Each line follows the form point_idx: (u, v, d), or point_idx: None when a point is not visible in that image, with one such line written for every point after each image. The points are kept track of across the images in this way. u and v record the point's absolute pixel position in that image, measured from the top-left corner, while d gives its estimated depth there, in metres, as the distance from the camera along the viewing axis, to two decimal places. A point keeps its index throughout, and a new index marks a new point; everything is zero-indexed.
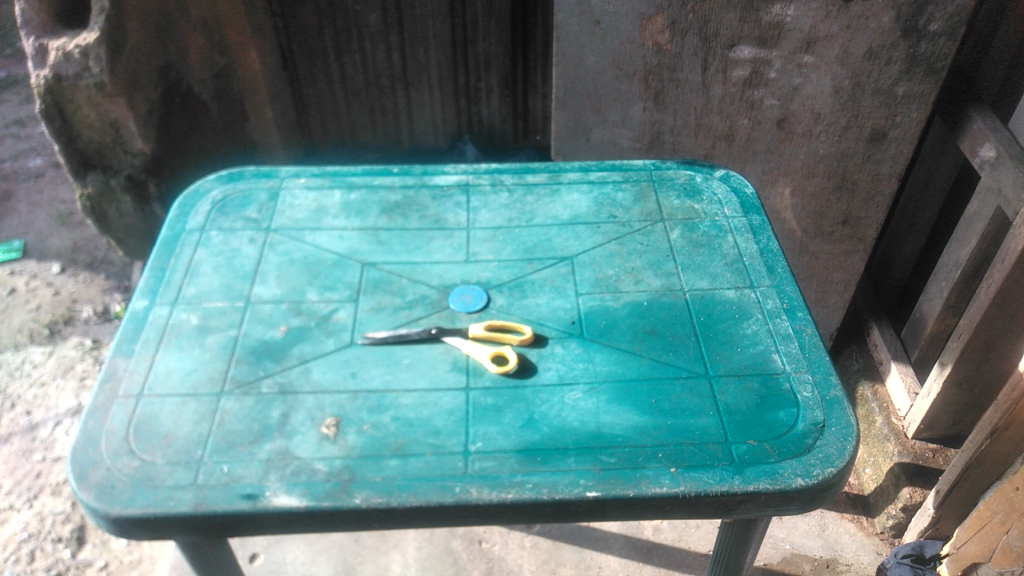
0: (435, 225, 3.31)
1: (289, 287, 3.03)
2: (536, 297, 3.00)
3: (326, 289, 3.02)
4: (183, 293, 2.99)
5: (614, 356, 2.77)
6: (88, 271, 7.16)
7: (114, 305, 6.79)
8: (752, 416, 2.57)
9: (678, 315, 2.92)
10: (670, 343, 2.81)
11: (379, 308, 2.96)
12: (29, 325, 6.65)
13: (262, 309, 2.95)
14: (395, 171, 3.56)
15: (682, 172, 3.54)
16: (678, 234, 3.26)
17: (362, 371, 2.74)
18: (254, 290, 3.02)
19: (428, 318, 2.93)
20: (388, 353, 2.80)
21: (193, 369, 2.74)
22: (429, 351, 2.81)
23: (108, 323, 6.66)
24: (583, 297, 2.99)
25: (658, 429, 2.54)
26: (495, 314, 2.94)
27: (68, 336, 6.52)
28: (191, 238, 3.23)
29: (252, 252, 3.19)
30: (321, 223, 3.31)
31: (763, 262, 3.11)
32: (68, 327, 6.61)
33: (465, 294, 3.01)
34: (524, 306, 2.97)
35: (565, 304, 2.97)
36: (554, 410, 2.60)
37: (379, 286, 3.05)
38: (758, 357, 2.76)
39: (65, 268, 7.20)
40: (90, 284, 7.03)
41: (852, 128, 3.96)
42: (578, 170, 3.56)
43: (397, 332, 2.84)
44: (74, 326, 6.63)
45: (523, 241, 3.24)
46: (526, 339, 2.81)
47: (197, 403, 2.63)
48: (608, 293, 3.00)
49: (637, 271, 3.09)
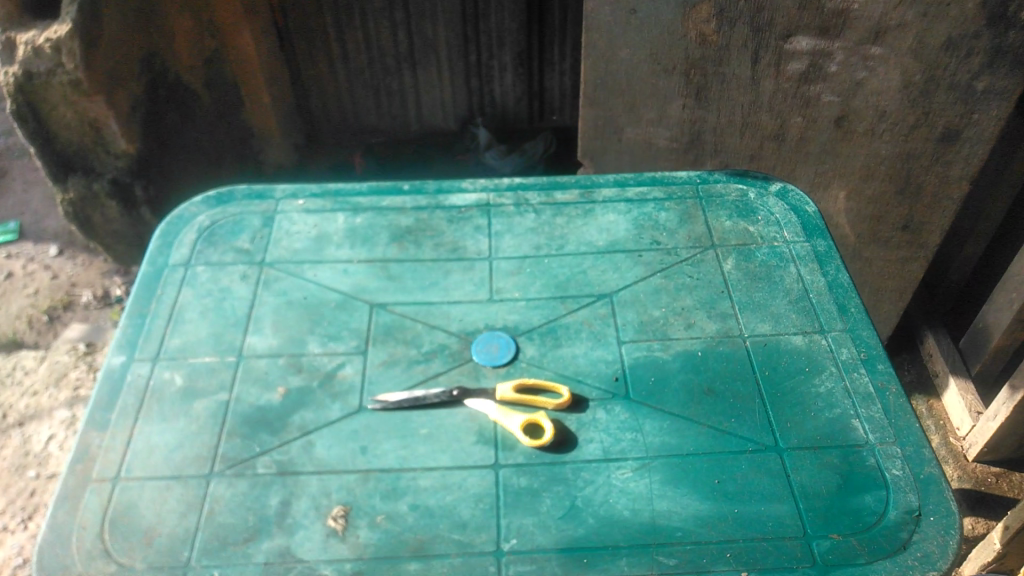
0: (453, 256, 2.89)
1: (286, 337, 2.64)
2: (572, 348, 2.59)
3: (329, 340, 2.62)
4: (166, 346, 2.61)
5: (665, 423, 2.38)
6: (87, 253, 6.66)
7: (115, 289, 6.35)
8: (833, 502, 2.18)
9: (738, 369, 2.51)
10: (732, 405, 2.41)
11: (391, 363, 2.56)
12: (27, 311, 6.28)
13: (257, 364, 2.56)
14: (405, 188, 3.13)
15: (733, 187, 3.10)
16: (732, 264, 2.82)
17: (373, 445, 2.36)
18: (247, 342, 2.63)
19: (449, 374, 2.53)
20: (402, 422, 2.41)
21: (178, 445, 2.36)
22: (450, 418, 2.42)
23: (108, 312, 6.25)
24: (626, 346, 2.58)
25: (723, 520, 2.16)
26: (525, 368, 2.54)
27: (68, 324, 6.17)
28: (174, 276, 2.83)
29: (244, 292, 2.78)
30: (322, 254, 2.90)
31: (833, 300, 2.69)
32: (67, 313, 6.25)
33: (490, 344, 2.59)
34: (559, 359, 2.56)
35: (606, 356, 2.56)
36: (599, 495, 2.23)
37: (390, 334, 2.64)
38: (835, 424, 2.36)
39: (64, 249, 6.73)
40: (89, 266, 6.55)
41: (921, 127, 3.49)
42: (614, 184, 3.12)
43: (411, 396, 2.43)
44: (73, 311, 6.27)
45: (554, 274, 2.82)
46: (562, 403, 2.41)
47: (183, 489, 2.26)
48: (655, 340, 2.59)
49: (688, 311, 2.67)
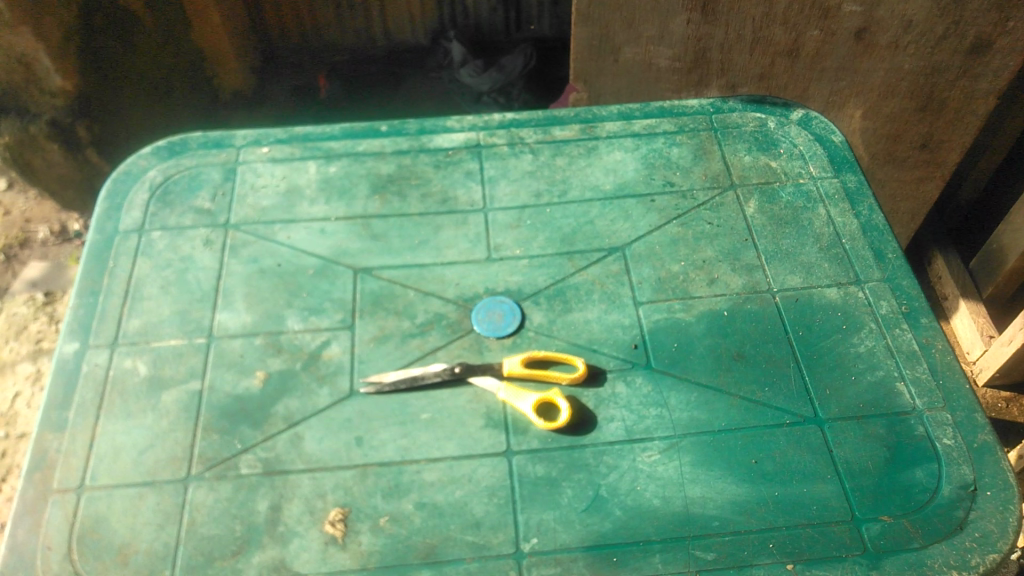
0: (443, 208, 2.57)
1: (261, 312, 2.34)
2: (584, 312, 2.32)
3: (310, 315, 2.33)
4: (125, 329, 2.30)
5: (693, 396, 2.14)
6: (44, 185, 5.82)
7: (73, 224, 5.57)
8: (882, 480, 1.99)
9: (768, 329, 2.26)
10: (765, 372, 2.18)
11: (383, 338, 2.28)
12: None
13: (231, 346, 2.27)
14: (384, 130, 2.77)
15: (750, 115, 2.78)
16: (755, 207, 2.54)
17: (369, 435, 2.10)
18: (218, 320, 2.32)
19: (448, 349, 2.26)
20: (400, 407, 2.15)
21: (148, 445, 2.09)
22: (452, 400, 2.16)
23: (68, 246, 5.50)
24: (644, 308, 2.32)
25: (763, 505, 1.96)
26: (533, 339, 2.28)
27: (27, 261, 5.47)
28: (128, 244, 2.49)
29: (209, 260, 2.45)
30: (295, 212, 2.57)
31: (867, 246, 2.44)
32: (24, 251, 5.52)
33: (492, 312, 2.31)
34: (570, 326, 2.30)
35: (622, 321, 2.30)
36: (625, 482, 2.01)
37: (379, 304, 2.35)
38: (879, 389, 2.14)
39: (13, 183, 5.76)
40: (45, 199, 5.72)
41: (949, 38, 3.16)
42: (618, 117, 2.78)
43: (407, 376, 2.16)
44: (30, 249, 5.53)
45: (559, 226, 2.52)
46: (578, 377, 2.16)
47: (158, 496, 2.01)
48: (675, 300, 2.33)
49: (710, 264, 2.40)
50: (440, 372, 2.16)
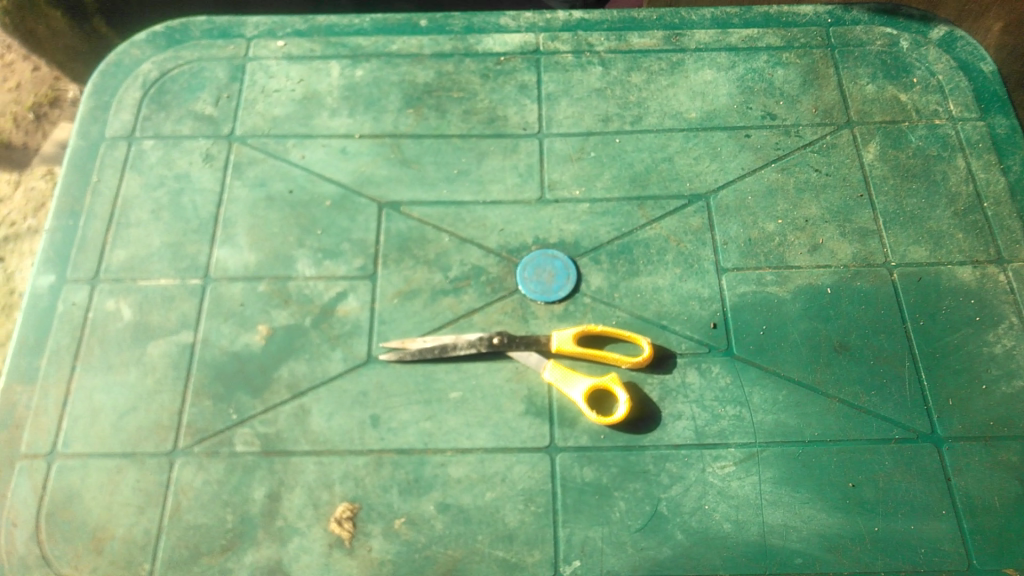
0: (490, 131, 2.11)
1: (267, 251, 1.96)
2: (654, 277, 1.91)
3: (325, 258, 1.95)
4: (109, 263, 1.95)
5: (781, 396, 1.76)
6: None
7: None
8: (1010, 522, 1.63)
9: (882, 315, 1.83)
10: (873, 371, 1.77)
11: (409, 293, 1.90)
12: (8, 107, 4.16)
13: (230, 291, 1.91)
14: (423, 25, 2.27)
15: (879, 29, 2.21)
16: (875, 152, 2.04)
17: (387, 414, 1.77)
18: (216, 257, 1.96)
19: (486, 312, 1.88)
20: (425, 382, 1.80)
21: (130, 408, 1.78)
22: (488, 378, 1.80)
23: None
24: (728, 277, 1.90)
25: (858, 543, 1.62)
26: (590, 306, 1.88)
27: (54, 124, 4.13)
28: (115, 154, 2.10)
29: (209, 181, 2.06)
30: (312, 125, 2.13)
31: (1015, 213, 1.95)
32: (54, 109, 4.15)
33: (541, 270, 1.91)
34: (636, 294, 1.89)
35: (701, 291, 1.88)
36: (691, 498, 1.67)
37: (406, 249, 1.96)
38: (1013, 404, 1.74)
39: None
40: None
41: None
42: (713, 24, 2.24)
43: (435, 346, 1.79)
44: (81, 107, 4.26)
45: (630, 163, 2.06)
46: (641, 362, 1.78)
47: (139, 472, 1.72)
48: (768, 270, 1.90)
49: (814, 225, 1.95)
50: (475, 344, 1.78)
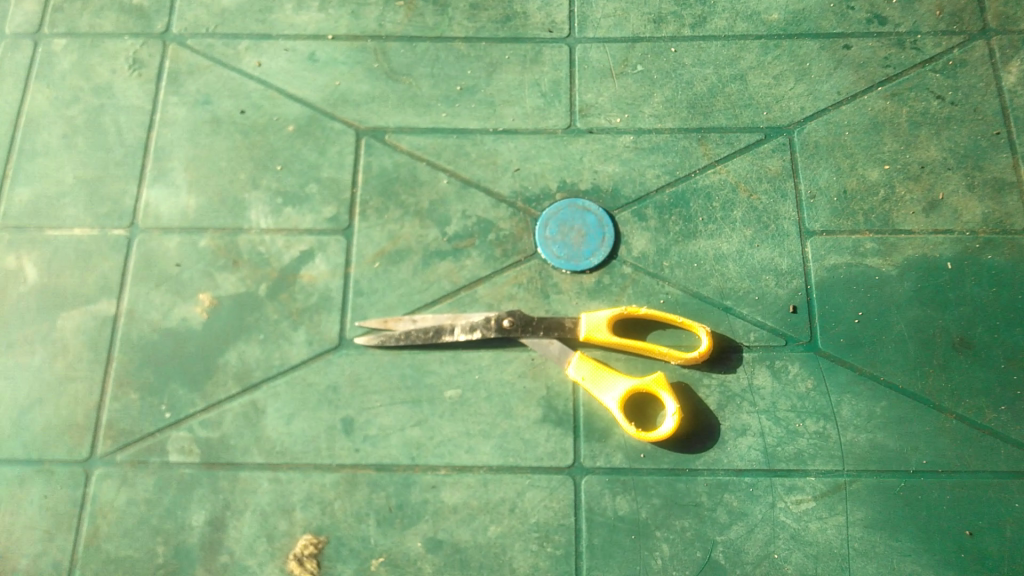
0: (504, 33, 1.60)
1: (211, 194, 1.51)
2: (716, 241, 1.45)
3: (286, 204, 1.50)
4: (9, 205, 1.51)
5: (879, 408, 1.34)
6: None
7: None
8: None
9: (1018, 303, 1.38)
10: (1002, 379, 1.35)
11: (394, 254, 1.46)
12: None
13: (163, 247, 1.48)
14: None
15: None
16: (1019, 74, 1.52)
17: (364, 417, 1.37)
18: (145, 200, 1.51)
19: (494, 283, 1.44)
20: (412, 376, 1.39)
21: (36, 400, 1.39)
22: (494, 372, 1.38)
23: None
24: (815, 244, 1.44)
25: None
26: (630, 278, 1.44)
27: None
28: (17, 57, 1.62)
29: (138, 95, 1.58)
30: (272, 21, 1.62)
31: None
32: None
33: (566, 226, 1.46)
34: (691, 263, 1.44)
35: (778, 262, 1.43)
36: (756, 544, 1.29)
37: (392, 195, 1.50)
38: None
39: None
40: None
41: None
42: None
43: (427, 327, 1.36)
44: None
45: (688, 81, 1.56)
46: (696, 360, 1.34)
47: (48, 485, 1.35)
48: (868, 235, 1.43)
49: (932, 173, 1.46)
50: (478, 330, 1.35)
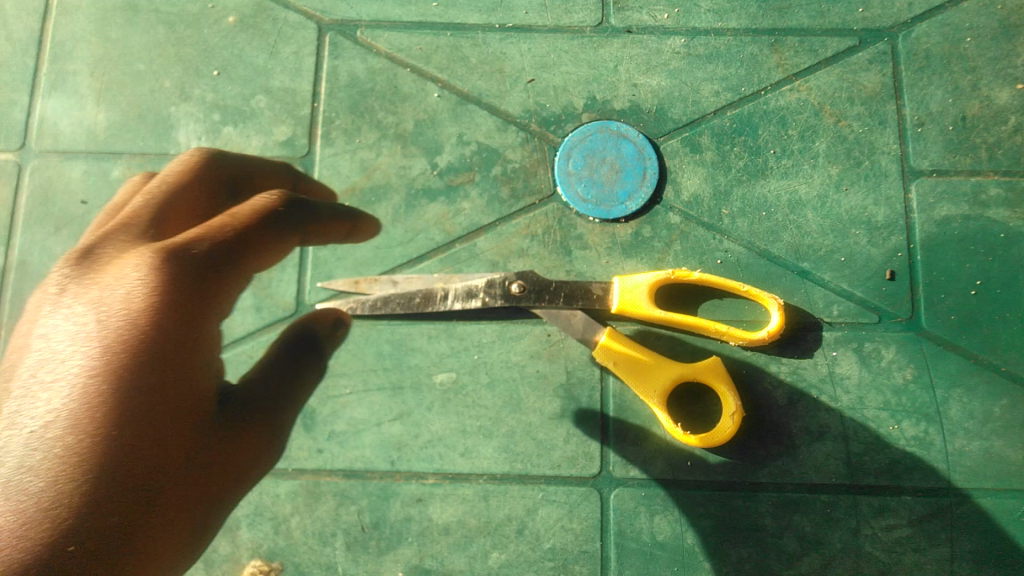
0: None
1: (127, 107, 1.15)
2: (792, 182, 1.11)
3: (225, 122, 1.14)
4: None
5: (997, 409, 1.03)
6: None
7: None
8: None
9: None
10: None
11: (368, 192, 1.12)
12: None
13: (64, 178, 1.13)
14: None
15: None
16: None
17: (329, 408, 1.05)
18: (40, 114, 1.15)
19: (500, 234, 1.10)
20: (392, 355, 1.06)
21: None
22: (499, 353, 1.06)
23: None
24: (922, 189, 1.10)
25: None
26: (676, 230, 1.10)
27: None
28: None
29: None
30: None
31: None
32: None
33: (593, 159, 1.11)
34: (758, 211, 1.10)
35: (871, 213, 1.09)
36: None
37: (366, 113, 1.14)
38: None
39: None
40: None
41: None
42: None
43: (410, 293, 1.02)
44: None
45: None
46: (761, 339, 1.02)
47: None
48: (992, 178, 1.09)
49: None
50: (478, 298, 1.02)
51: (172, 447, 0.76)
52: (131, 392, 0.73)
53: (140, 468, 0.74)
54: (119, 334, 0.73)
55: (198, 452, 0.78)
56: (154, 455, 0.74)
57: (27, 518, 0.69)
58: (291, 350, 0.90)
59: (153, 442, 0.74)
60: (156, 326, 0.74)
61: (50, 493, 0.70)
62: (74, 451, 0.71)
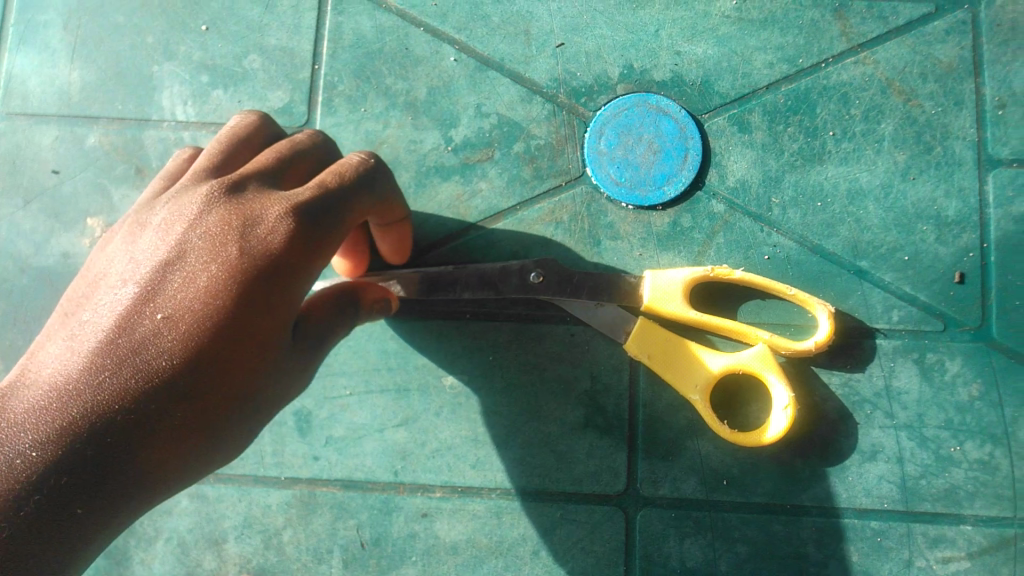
0: None
1: (104, 65, 1.02)
2: (852, 168, 0.98)
3: (214, 85, 1.01)
4: None
5: None
6: None
7: None
8: None
9: None
10: None
11: None
12: None
13: (35, 144, 1.01)
14: None
15: None
16: None
17: (327, 412, 0.95)
18: (7, 70, 1.02)
19: (520, 221, 0.98)
20: (397, 354, 0.96)
21: None
22: (517, 354, 0.95)
23: None
24: (1001, 179, 0.97)
25: None
26: (720, 220, 0.98)
27: None
28: None
29: None
30: None
31: None
32: None
33: (625, 137, 0.99)
34: (812, 201, 0.98)
35: (941, 206, 0.97)
36: None
37: (373, 78, 1.01)
38: None
39: None
40: None
41: None
42: None
43: (412, 272, 0.90)
44: None
45: None
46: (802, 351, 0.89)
47: None
48: None
49: None
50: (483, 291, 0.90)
51: (238, 387, 0.60)
52: (226, 318, 0.58)
53: (213, 394, 0.58)
54: (214, 251, 0.59)
55: (253, 402, 0.62)
56: (218, 392, 0.58)
57: (65, 432, 0.53)
58: (343, 304, 0.74)
59: (230, 370, 0.59)
60: (293, 245, 0.62)
61: (99, 410, 0.54)
62: (143, 366, 0.55)
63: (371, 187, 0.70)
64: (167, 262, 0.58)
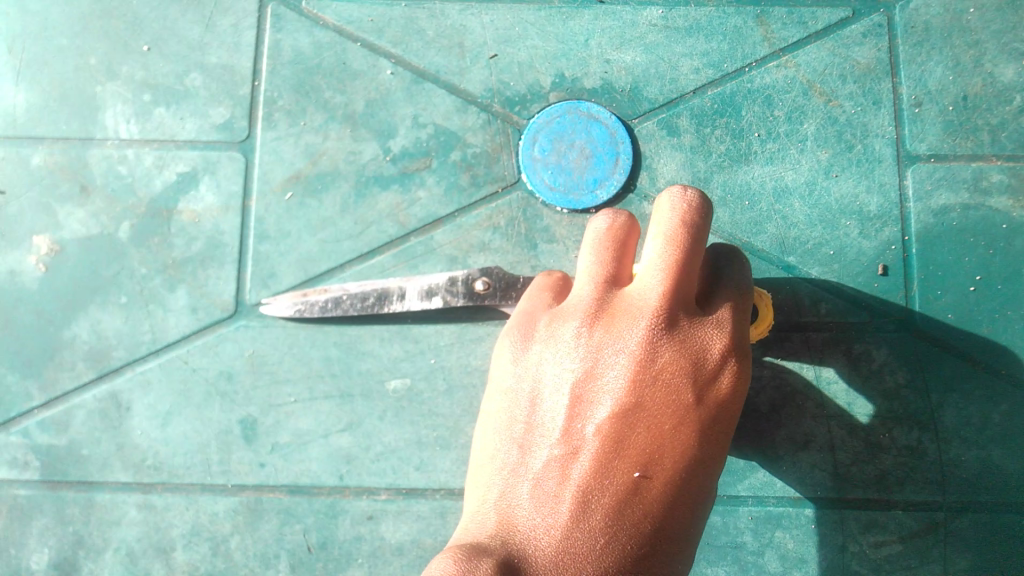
0: None
1: (48, 87, 1.04)
2: (778, 168, 1.02)
3: (157, 103, 1.04)
4: None
5: (995, 415, 0.96)
6: None
7: None
8: None
9: None
10: None
11: (314, 180, 1.02)
12: None
13: None
14: None
15: None
16: None
17: (272, 418, 0.96)
18: None
19: (459, 226, 1.01)
20: (341, 360, 0.98)
21: None
22: (458, 356, 0.98)
23: None
24: (919, 174, 1.01)
25: None
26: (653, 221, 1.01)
27: None
28: None
29: None
30: None
31: None
32: None
33: (560, 144, 1.02)
34: (740, 200, 1.01)
35: (863, 202, 1.00)
36: None
37: (312, 92, 1.04)
38: None
39: None
40: None
41: None
42: None
43: (363, 291, 0.95)
44: None
45: None
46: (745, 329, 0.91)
47: None
48: (995, 162, 1.00)
49: None
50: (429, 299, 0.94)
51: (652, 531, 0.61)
52: (691, 462, 0.62)
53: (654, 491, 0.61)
54: (678, 393, 0.63)
55: (674, 537, 0.62)
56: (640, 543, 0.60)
57: None
58: None
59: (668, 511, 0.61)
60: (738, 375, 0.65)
61: None
62: (631, 527, 0.60)
63: (751, 299, 0.71)
64: (625, 413, 0.61)
